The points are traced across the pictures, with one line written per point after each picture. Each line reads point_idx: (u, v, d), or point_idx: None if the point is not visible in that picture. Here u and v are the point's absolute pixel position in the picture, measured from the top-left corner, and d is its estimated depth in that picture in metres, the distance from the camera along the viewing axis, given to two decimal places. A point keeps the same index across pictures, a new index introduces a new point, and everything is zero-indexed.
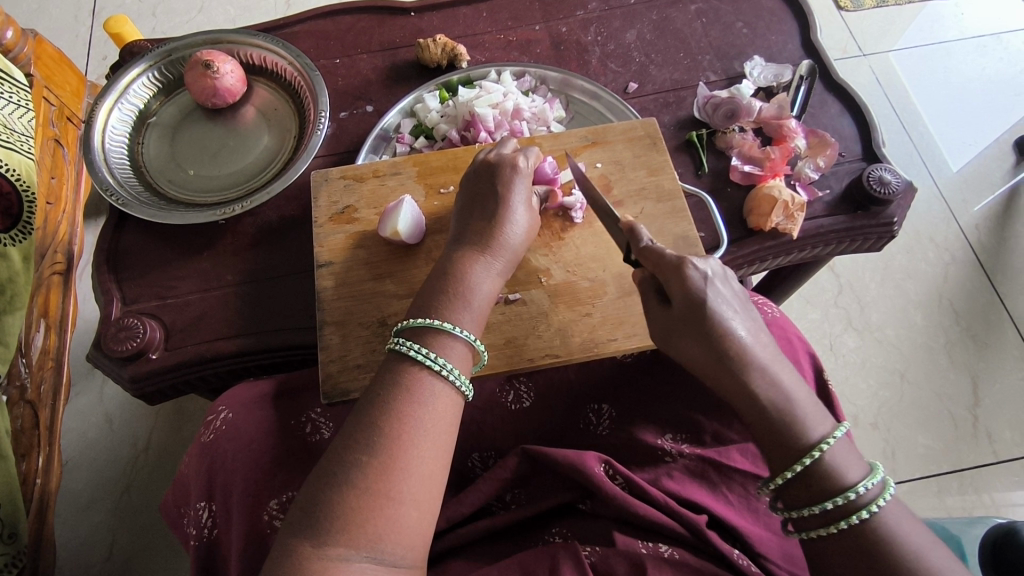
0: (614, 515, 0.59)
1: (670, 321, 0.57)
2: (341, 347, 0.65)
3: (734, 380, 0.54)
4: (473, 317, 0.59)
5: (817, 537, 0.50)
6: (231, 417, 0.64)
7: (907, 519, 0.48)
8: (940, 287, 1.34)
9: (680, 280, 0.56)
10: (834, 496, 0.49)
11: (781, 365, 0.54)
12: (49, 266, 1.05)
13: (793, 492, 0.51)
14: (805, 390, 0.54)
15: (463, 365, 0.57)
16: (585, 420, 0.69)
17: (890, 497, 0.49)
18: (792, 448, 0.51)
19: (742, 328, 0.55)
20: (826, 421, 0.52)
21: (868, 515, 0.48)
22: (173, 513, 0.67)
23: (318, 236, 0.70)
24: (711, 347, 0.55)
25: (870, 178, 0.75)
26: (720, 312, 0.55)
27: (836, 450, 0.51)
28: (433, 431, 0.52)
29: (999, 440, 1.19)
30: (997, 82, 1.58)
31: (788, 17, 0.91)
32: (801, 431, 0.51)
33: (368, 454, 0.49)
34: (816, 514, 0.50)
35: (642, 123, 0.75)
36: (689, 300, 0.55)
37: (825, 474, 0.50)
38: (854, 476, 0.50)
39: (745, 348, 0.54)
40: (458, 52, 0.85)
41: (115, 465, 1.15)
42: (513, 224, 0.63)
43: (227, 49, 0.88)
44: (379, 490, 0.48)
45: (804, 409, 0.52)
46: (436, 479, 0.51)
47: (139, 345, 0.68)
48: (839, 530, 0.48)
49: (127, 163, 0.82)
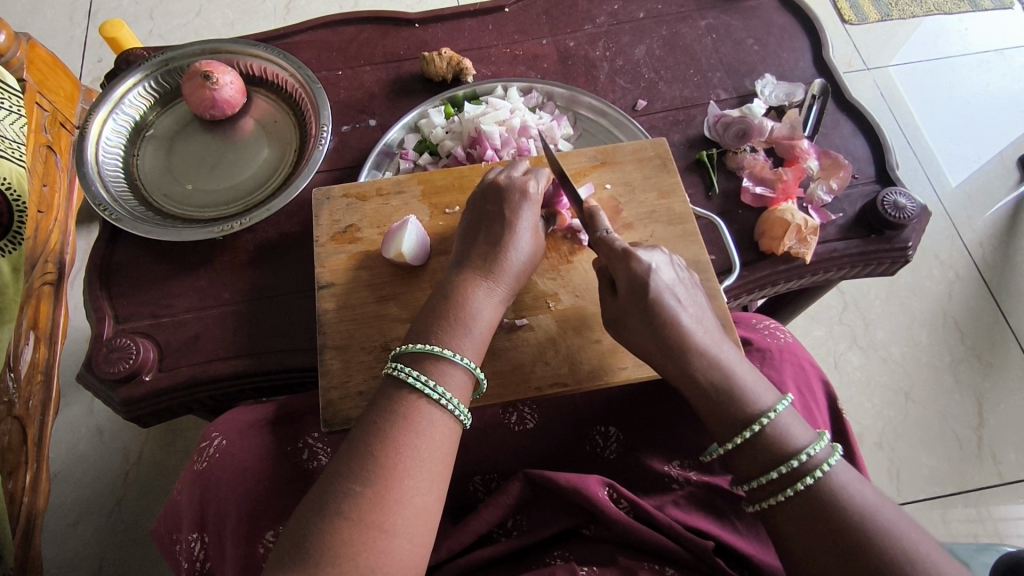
0: (619, 540, 0.57)
1: (618, 309, 0.58)
2: (343, 373, 0.62)
3: (676, 361, 0.54)
4: (474, 344, 0.57)
5: (772, 505, 0.49)
6: (224, 444, 0.62)
7: (861, 482, 0.47)
8: (944, 304, 1.33)
9: (626, 267, 0.56)
10: (784, 461, 0.49)
11: (722, 347, 0.54)
12: (40, 276, 1.03)
13: (744, 462, 0.51)
14: (749, 367, 0.54)
15: (463, 394, 0.55)
16: (591, 443, 0.67)
17: (839, 460, 0.48)
18: (734, 421, 0.51)
19: (685, 312, 0.55)
20: (768, 393, 0.52)
21: (814, 480, 0.47)
22: (164, 541, 0.65)
23: (319, 255, 0.68)
24: (654, 332, 0.55)
25: (884, 202, 0.73)
26: (663, 297, 0.55)
27: (781, 418, 0.50)
28: (431, 460, 0.50)
29: (1004, 462, 1.17)
30: (1002, 98, 1.57)
31: (799, 35, 0.89)
32: (742, 404, 0.51)
33: (361, 483, 0.47)
34: (763, 485, 0.49)
35: (652, 142, 0.74)
36: (634, 287, 0.56)
37: (772, 444, 0.49)
38: (800, 442, 0.49)
39: (686, 331, 0.54)
40: (464, 66, 0.83)
41: (104, 480, 1.12)
42: (516, 249, 0.61)
43: (226, 59, 0.86)
44: (371, 522, 0.45)
45: (746, 382, 0.52)
46: (431, 510, 0.48)
47: (132, 367, 0.66)
48: (785, 499, 0.48)
49: (121, 176, 0.79)
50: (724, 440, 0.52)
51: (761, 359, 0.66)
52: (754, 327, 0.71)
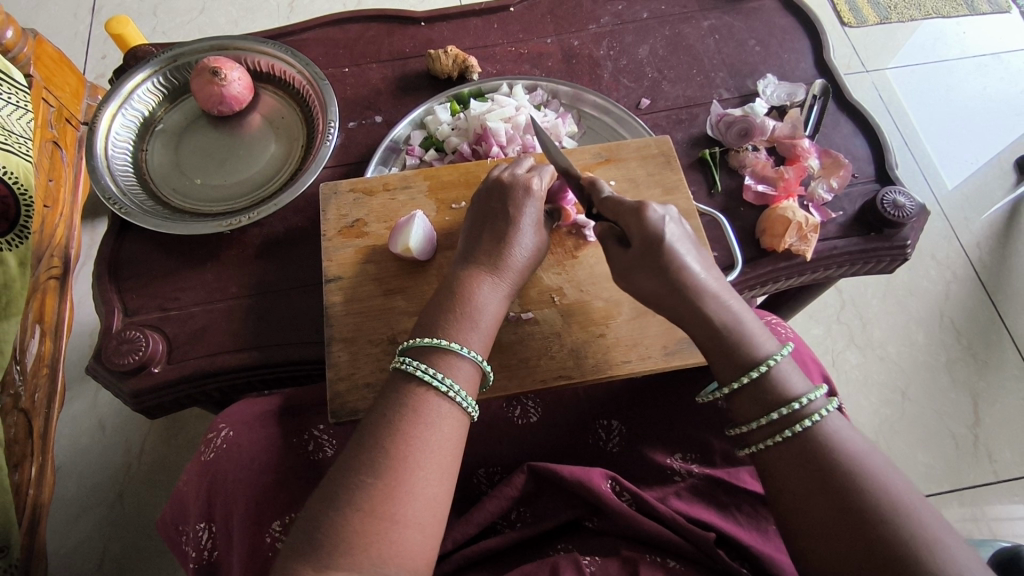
0: (622, 532, 0.58)
1: (627, 263, 0.57)
2: (351, 365, 0.63)
3: (689, 305, 0.54)
4: (480, 337, 0.57)
5: (767, 446, 0.50)
6: (232, 435, 0.63)
7: (852, 432, 0.49)
8: (941, 304, 1.34)
9: (638, 220, 0.56)
10: (783, 404, 0.51)
11: (731, 295, 0.55)
12: (46, 270, 1.03)
13: (745, 405, 0.53)
14: (752, 316, 0.56)
15: (470, 387, 0.55)
16: (593, 436, 0.68)
17: (834, 410, 0.50)
18: (739, 364, 0.53)
19: (695, 259, 0.55)
20: (771, 341, 0.54)
21: (810, 424, 0.49)
22: (169, 531, 0.65)
23: (327, 249, 0.69)
24: (665, 280, 0.55)
25: (884, 201, 0.74)
26: (675, 248, 0.55)
27: (781, 365, 0.52)
28: (440, 452, 0.51)
29: (999, 460, 1.18)
30: (999, 101, 1.59)
31: (801, 36, 0.90)
32: (749, 347, 0.53)
33: (373, 475, 0.48)
34: (761, 427, 0.51)
35: (656, 140, 0.75)
36: (647, 241, 0.55)
37: (773, 389, 0.51)
38: (799, 390, 0.51)
39: (698, 279, 0.54)
40: (470, 64, 0.84)
41: (107, 474, 1.13)
42: (520, 245, 0.62)
43: (234, 56, 0.87)
44: (382, 512, 0.46)
45: (750, 328, 0.54)
46: (441, 501, 0.49)
47: (141, 358, 0.67)
48: (780, 441, 0.49)
49: (130, 170, 0.80)
50: (728, 380, 0.53)
51: None
52: None
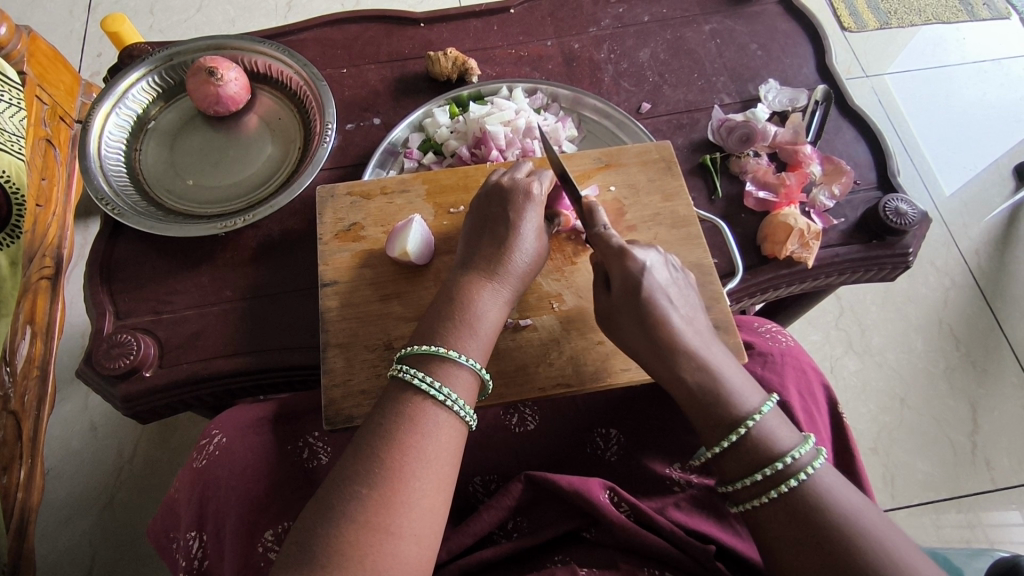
0: (620, 545, 0.57)
1: (610, 306, 0.58)
2: (346, 371, 0.62)
3: (666, 362, 0.54)
4: (479, 345, 0.56)
5: (755, 506, 0.49)
6: (224, 442, 0.62)
7: (842, 485, 0.48)
8: (940, 311, 1.34)
9: (621, 263, 0.57)
10: (769, 463, 0.49)
11: (711, 348, 0.55)
12: (38, 270, 1.02)
13: (729, 465, 0.51)
14: (735, 367, 0.55)
15: (469, 395, 0.54)
16: (592, 445, 0.67)
17: (823, 464, 0.49)
18: (723, 423, 0.52)
19: (677, 313, 0.55)
20: (754, 394, 0.53)
21: (797, 483, 0.47)
22: (161, 540, 0.64)
23: (322, 253, 0.68)
24: (646, 332, 0.55)
25: (886, 208, 0.73)
26: (656, 297, 0.55)
27: (766, 419, 0.51)
28: (437, 462, 0.50)
29: (997, 467, 1.18)
30: (999, 107, 1.59)
31: (803, 41, 0.90)
32: (730, 406, 0.52)
33: (367, 485, 0.47)
34: (748, 486, 0.50)
35: (657, 146, 0.74)
36: (627, 285, 0.56)
37: (758, 447, 0.50)
38: (786, 445, 0.50)
39: (677, 332, 0.54)
40: (469, 66, 0.83)
41: (98, 476, 1.11)
42: (521, 251, 0.61)
43: (231, 55, 0.86)
44: (377, 525, 0.45)
45: (733, 382, 0.53)
46: (437, 512, 0.48)
47: (132, 363, 0.66)
48: (770, 500, 0.48)
49: (123, 170, 0.79)
50: (712, 442, 0.52)
51: (762, 363, 0.66)
52: (756, 330, 0.71)
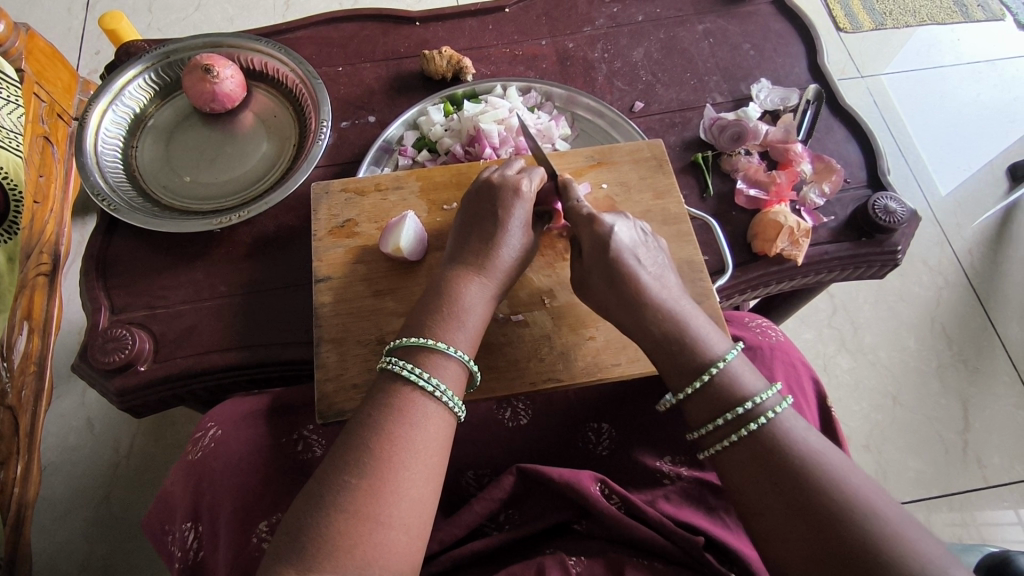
0: (609, 536, 0.58)
1: (583, 269, 0.60)
2: (339, 365, 0.63)
3: (633, 315, 0.56)
4: (467, 338, 0.57)
5: (718, 450, 0.51)
6: (220, 434, 0.63)
7: (805, 428, 0.49)
8: (933, 309, 1.35)
9: (591, 228, 0.58)
10: (733, 407, 0.50)
11: (679, 303, 0.56)
12: (35, 267, 1.03)
13: (696, 410, 0.53)
14: (703, 319, 0.56)
15: (457, 387, 0.55)
16: (583, 439, 0.68)
17: (787, 409, 0.50)
18: (689, 369, 0.53)
19: (645, 271, 0.57)
20: (719, 342, 0.54)
21: (760, 425, 0.49)
22: (156, 533, 0.64)
23: (317, 249, 0.68)
24: (615, 289, 0.56)
25: (875, 206, 0.74)
26: (624, 256, 0.57)
27: (731, 365, 0.52)
28: (426, 452, 0.50)
29: (989, 465, 1.19)
30: (993, 108, 1.59)
31: (795, 41, 0.90)
32: (696, 351, 0.53)
33: (356, 476, 0.48)
34: (713, 429, 0.51)
35: (649, 144, 0.75)
36: (597, 247, 0.58)
37: (722, 391, 0.51)
38: (752, 390, 0.51)
39: (645, 288, 0.55)
40: (464, 65, 0.84)
41: (95, 472, 1.12)
42: (508, 246, 0.62)
43: (227, 53, 0.86)
44: (367, 514, 0.46)
45: (700, 331, 0.54)
46: (426, 501, 0.49)
47: (127, 357, 0.66)
48: (732, 442, 0.49)
49: (120, 167, 0.80)
50: (677, 387, 0.54)
51: (751, 358, 0.67)
52: (747, 325, 0.72)
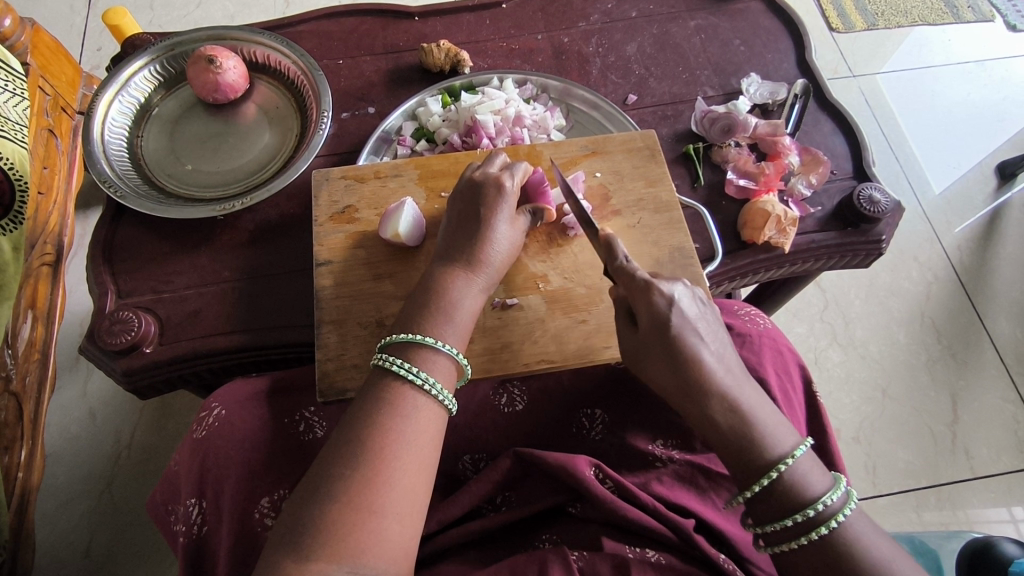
0: (603, 518, 0.60)
1: (638, 342, 0.58)
2: (339, 346, 0.65)
3: (696, 402, 0.54)
4: (456, 332, 0.59)
5: (787, 550, 0.51)
6: (224, 414, 0.64)
7: (873, 531, 0.49)
8: (922, 305, 1.37)
9: (648, 299, 0.57)
10: (800, 509, 0.50)
11: (742, 387, 0.55)
12: (39, 257, 1.04)
13: (762, 508, 0.52)
14: (767, 406, 0.55)
15: (447, 380, 0.57)
16: (578, 425, 0.70)
17: (855, 510, 0.50)
18: (755, 466, 0.52)
19: (707, 349, 0.56)
20: (787, 436, 0.53)
21: (829, 530, 0.49)
22: (160, 511, 0.66)
23: (318, 234, 0.70)
24: (679, 372, 0.55)
25: (860, 197, 0.76)
26: (685, 334, 0.56)
27: (798, 464, 0.52)
28: (417, 445, 0.52)
29: (976, 457, 1.21)
30: (982, 107, 1.62)
31: (785, 37, 0.93)
32: (765, 449, 0.52)
33: (350, 467, 0.50)
34: (780, 530, 0.51)
35: (642, 135, 0.77)
36: (656, 321, 0.56)
37: (791, 492, 0.51)
38: (818, 489, 0.51)
39: (708, 370, 0.54)
40: (461, 58, 0.86)
41: (96, 459, 1.14)
42: (494, 241, 0.64)
43: (231, 46, 0.88)
44: (361, 504, 0.48)
45: (767, 426, 0.53)
46: (419, 492, 0.51)
47: (133, 339, 0.68)
48: (801, 546, 0.50)
49: (125, 156, 0.82)
50: (747, 485, 0.52)
51: (740, 343, 0.69)
52: (736, 313, 0.74)
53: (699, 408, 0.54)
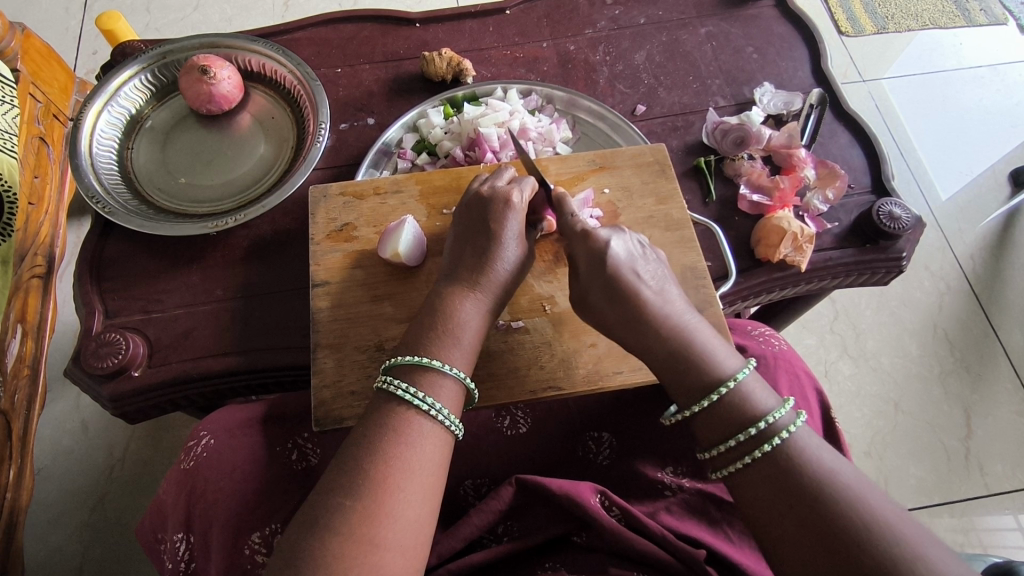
0: (609, 548, 0.57)
1: (582, 284, 0.58)
2: (336, 372, 0.62)
3: (636, 334, 0.54)
4: (463, 355, 0.56)
5: (732, 471, 0.49)
6: (212, 443, 0.61)
7: (822, 448, 0.47)
8: (934, 315, 1.34)
9: (586, 244, 0.57)
10: (745, 428, 0.49)
11: (691, 318, 0.54)
12: (29, 269, 1.01)
13: (707, 431, 0.51)
14: (713, 334, 0.54)
15: (454, 406, 0.54)
16: (584, 448, 0.67)
17: (802, 426, 0.48)
18: (697, 387, 0.52)
19: (645, 285, 0.55)
20: (731, 358, 0.52)
21: (776, 444, 0.47)
22: (148, 540, 0.64)
23: (315, 253, 0.67)
24: (619, 307, 0.55)
25: (880, 212, 0.73)
26: (622, 271, 0.55)
27: (746, 383, 0.51)
28: (422, 473, 0.49)
29: (991, 473, 1.18)
30: (994, 113, 1.59)
31: (798, 45, 0.90)
32: (704, 370, 0.52)
33: (350, 497, 0.47)
34: (724, 452, 0.49)
35: (651, 148, 0.74)
36: (594, 261, 0.56)
37: (734, 411, 0.50)
38: (764, 407, 0.49)
39: (646, 304, 0.54)
40: (464, 67, 0.83)
41: (87, 476, 1.11)
42: (504, 260, 0.60)
43: (225, 54, 0.85)
44: (362, 536, 0.45)
45: (707, 347, 0.52)
46: (423, 523, 0.48)
47: (121, 362, 0.65)
48: (746, 464, 0.48)
49: (114, 169, 0.79)
50: (685, 406, 0.52)
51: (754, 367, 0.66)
52: (749, 334, 0.71)
53: (641, 335, 0.54)
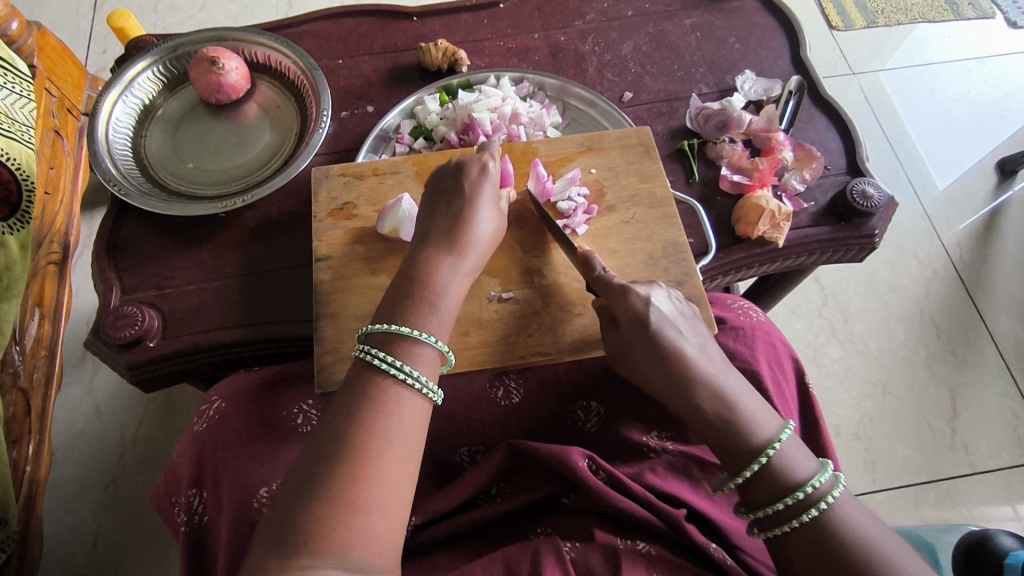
0: (596, 511, 0.61)
1: (621, 341, 0.60)
2: (336, 339, 0.66)
3: (682, 394, 0.57)
4: (440, 323, 0.59)
5: (778, 534, 0.53)
6: (223, 407, 0.66)
7: (860, 510, 0.52)
8: (922, 301, 1.37)
9: (625, 301, 0.59)
10: (789, 493, 0.52)
11: (727, 377, 0.57)
12: (45, 256, 1.06)
13: (754, 492, 0.54)
14: (753, 395, 0.57)
15: (431, 371, 0.56)
16: (573, 417, 0.71)
17: (843, 491, 0.52)
18: (743, 452, 0.54)
19: (687, 343, 0.58)
20: (771, 421, 0.56)
21: (819, 511, 0.51)
22: (162, 503, 0.68)
23: (317, 230, 0.72)
24: (660, 364, 0.57)
25: (853, 191, 0.77)
26: (664, 329, 0.58)
27: (786, 448, 0.54)
28: (400, 438, 0.51)
29: (976, 452, 1.22)
30: (982, 104, 1.63)
31: (779, 35, 0.94)
32: (749, 436, 0.54)
33: (332, 464, 0.48)
34: (771, 514, 0.53)
35: (636, 131, 0.78)
36: (635, 321, 0.59)
37: (778, 477, 0.53)
38: (805, 473, 0.53)
39: (689, 362, 0.57)
40: (459, 56, 0.87)
41: (102, 455, 1.15)
42: (478, 222, 0.65)
43: (232, 47, 0.90)
44: (344, 499, 0.47)
45: (749, 413, 0.55)
46: (404, 486, 0.50)
47: (137, 332, 0.70)
48: (793, 528, 0.52)
49: (129, 155, 0.83)
50: (736, 471, 0.55)
51: (733, 336, 0.70)
52: (729, 307, 0.75)
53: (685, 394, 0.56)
